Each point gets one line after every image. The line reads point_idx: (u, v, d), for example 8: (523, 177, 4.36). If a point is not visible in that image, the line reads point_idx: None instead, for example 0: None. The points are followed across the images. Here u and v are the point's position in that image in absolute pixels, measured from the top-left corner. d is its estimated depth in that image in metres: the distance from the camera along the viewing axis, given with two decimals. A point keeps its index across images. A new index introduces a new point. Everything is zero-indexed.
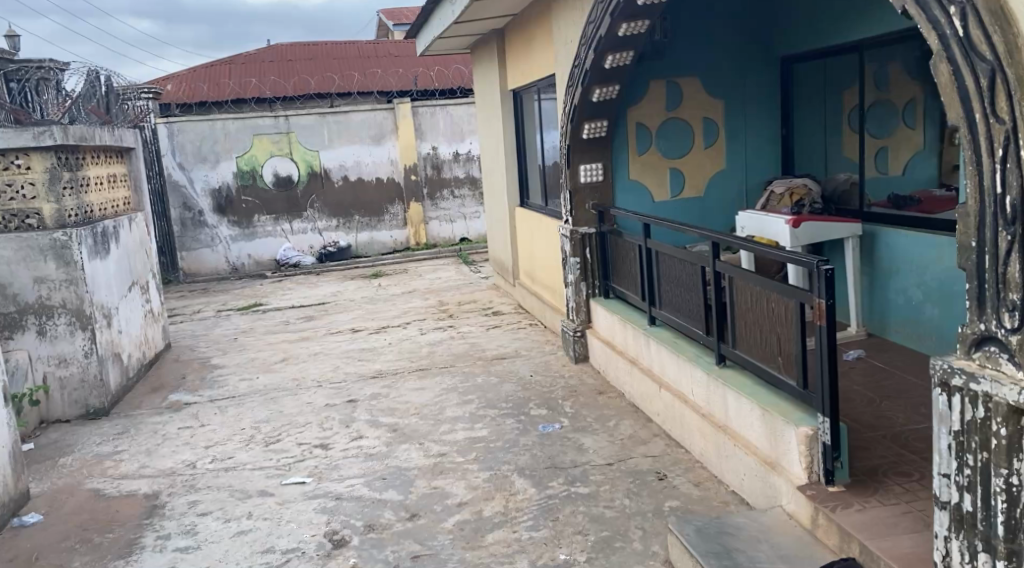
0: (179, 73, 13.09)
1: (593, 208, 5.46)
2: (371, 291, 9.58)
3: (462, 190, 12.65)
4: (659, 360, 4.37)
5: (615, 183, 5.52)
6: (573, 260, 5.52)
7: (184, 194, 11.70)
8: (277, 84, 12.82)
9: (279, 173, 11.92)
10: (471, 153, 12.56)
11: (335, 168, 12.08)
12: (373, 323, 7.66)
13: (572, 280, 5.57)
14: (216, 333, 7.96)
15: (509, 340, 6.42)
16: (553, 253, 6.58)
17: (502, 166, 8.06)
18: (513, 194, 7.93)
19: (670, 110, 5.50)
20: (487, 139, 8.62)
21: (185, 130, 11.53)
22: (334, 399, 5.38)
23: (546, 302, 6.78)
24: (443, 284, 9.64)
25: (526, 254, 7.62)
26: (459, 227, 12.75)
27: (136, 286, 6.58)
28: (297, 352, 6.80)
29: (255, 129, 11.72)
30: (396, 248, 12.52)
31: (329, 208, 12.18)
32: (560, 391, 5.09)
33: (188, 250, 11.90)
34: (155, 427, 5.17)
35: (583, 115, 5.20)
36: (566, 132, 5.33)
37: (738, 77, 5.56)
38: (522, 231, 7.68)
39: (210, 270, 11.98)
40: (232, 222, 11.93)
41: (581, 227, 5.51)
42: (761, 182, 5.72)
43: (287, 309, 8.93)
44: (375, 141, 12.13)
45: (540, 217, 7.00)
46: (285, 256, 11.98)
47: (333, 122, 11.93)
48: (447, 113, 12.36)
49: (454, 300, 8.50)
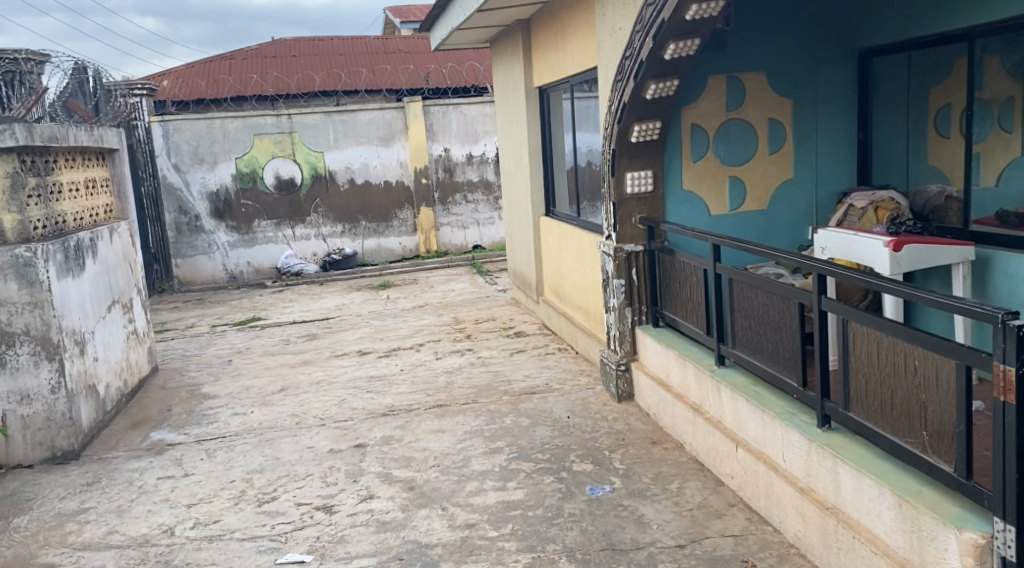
0: (176, 68, 12.34)
1: (641, 223, 4.73)
2: (379, 306, 8.84)
3: (476, 195, 11.90)
4: (735, 412, 3.61)
5: (666, 194, 4.78)
6: (617, 283, 4.77)
7: (179, 197, 10.99)
8: (280, 80, 12.08)
9: (281, 175, 11.18)
10: (486, 156, 11.82)
11: (340, 170, 11.34)
12: (382, 345, 6.92)
13: (615, 306, 4.82)
14: (209, 354, 7.22)
15: (537, 370, 5.68)
16: (588, 271, 5.83)
17: (525, 172, 7.32)
18: (539, 202, 7.18)
19: (730, 110, 4.76)
20: (508, 142, 7.87)
21: (181, 130, 10.80)
22: (340, 443, 4.64)
23: (578, 326, 6.03)
24: (456, 298, 8.89)
25: (553, 269, 6.88)
26: (472, 234, 11.99)
27: (118, 304, 5.83)
28: (298, 379, 6.07)
29: (255, 128, 11.00)
30: (405, 255, 11.78)
31: (333, 214, 11.44)
32: (605, 438, 4.34)
33: (183, 257, 11.18)
34: (131, 476, 4.43)
35: (633, 115, 4.47)
36: (611, 135, 4.60)
37: (810, 73, 4.82)
38: (549, 244, 6.93)
39: (207, 278, 11.26)
40: (230, 228, 11.20)
41: (627, 244, 4.76)
42: (834, 193, 4.97)
43: (288, 325, 8.19)
44: (383, 142, 11.40)
45: (571, 230, 6.25)
46: (286, 264, 11.23)
47: (339, 121, 11.19)
48: (461, 112, 11.61)
49: (470, 318, 7.76)
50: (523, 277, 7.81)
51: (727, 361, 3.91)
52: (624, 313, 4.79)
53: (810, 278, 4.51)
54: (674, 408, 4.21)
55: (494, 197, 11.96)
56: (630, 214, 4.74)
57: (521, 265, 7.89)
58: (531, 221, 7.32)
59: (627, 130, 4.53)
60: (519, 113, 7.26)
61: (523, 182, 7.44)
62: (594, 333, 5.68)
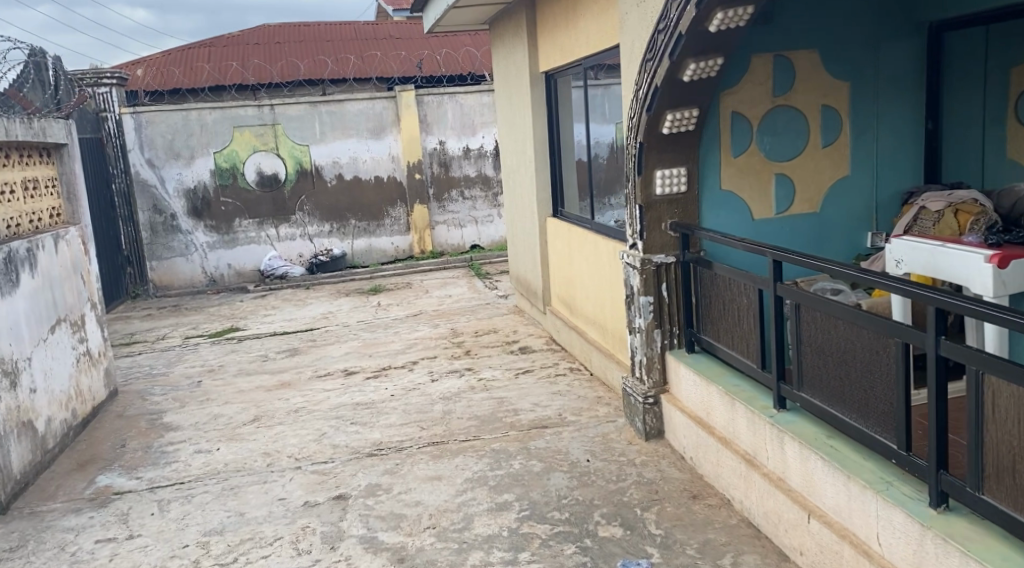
0: (151, 56, 11.54)
1: (673, 229, 4.01)
2: (368, 314, 8.09)
3: (473, 190, 11.15)
4: (804, 471, 2.89)
5: (701, 195, 4.05)
6: (643, 300, 4.04)
7: (154, 195, 10.24)
8: (263, 69, 11.30)
9: (264, 170, 10.44)
10: (484, 149, 11.06)
11: (327, 165, 10.60)
12: (370, 363, 6.18)
13: (642, 326, 4.10)
14: (178, 372, 6.48)
15: (547, 396, 4.95)
16: (603, 280, 5.11)
17: (529, 167, 6.58)
18: (545, 201, 6.44)
19: (777, 96, 4.02)
20: (510, 135, 7.12)
21: (155, 122, 10.07)
22: (317, 493, 3.91)
23: (594, 345, 5.31)
24: (453, 306, 8.15)
25: (561, 277, 6.15)
26: (469, 233, 11.24)
27: (64, 323, 5.07)
28: (274, 407, 5.33)
29: (234, 120, 10.25)
30: (397, 256, 11.03)
31: (321, 212, 10.69)
32: (634, 491, 3.62)
33: (159, 260, 10.42)
34: (64, 538, 3.69)
35: (666, 101, 3.73)
36: (638, 126, 3.87)
37: (871, 51, 4.08)
38: (557, 248, 6.20)
39: (185, 282, 10.52)
40: (210, 228, 10.45)
41: (655, 254, 4.04)
42: (895, 194, 4.24)
43: (268, 337, 7.45)
44: (373, 135, 10.66)
45: (583, 234, 5.52)
46: (270, 266, 10.48)
47: (326, 112, 10.45)
48: (457, 103, 10.84)
49: (468, 330, 7.02)
50: (528, 284, 7.08)
51: (788, 405, 3.18)
52: (652, 336, 4.07)
53: (876, 296, 3.78)
54: (719, 454, 3.49)
55: (492, 193, 11.20)
56: (660, 219, 4.02)
57: (525, 270, 7.14)
58: (536, 222, 6.58)
59: (658, 120, 3.80)
60: (523, 100, 6.51)
61: (526, 179, 6.70)
62: (614, 355, 4.97)
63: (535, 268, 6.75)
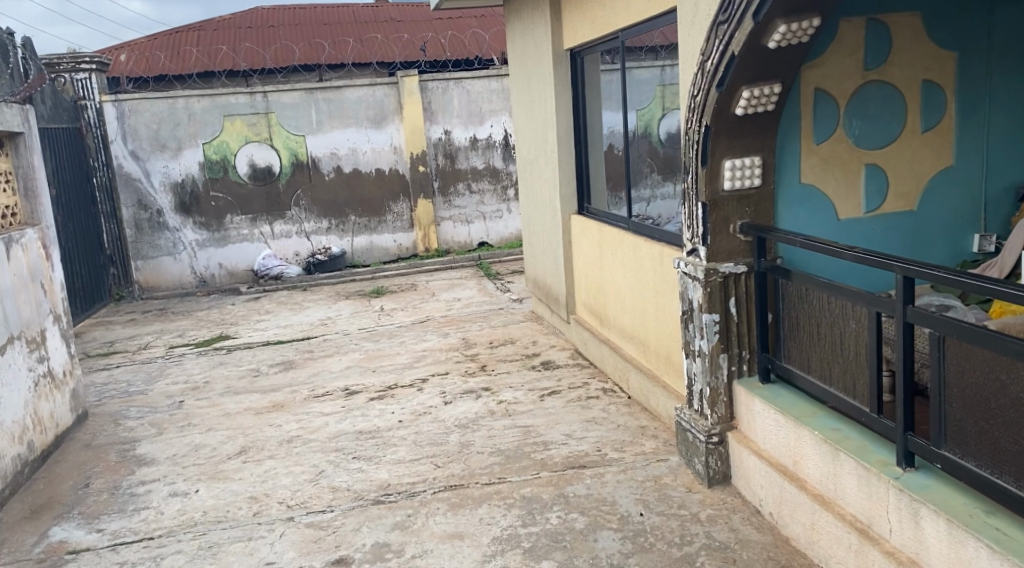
0: (136, 41, 10.78)
1: (745, 231, 3.31)
2: (369, 321, 7.38)
3: (481, 183, 10.42)
4: (954, 558, 2.20)
5: (777, 190, 3.35)
6: (708, 318, 3.33)
7: (138, 189, 9.53)
8: (255, 53, 10.56)
9: (256, 163, 9.74)
10: (492, 139, 10.32)
11: (325, 157, 9.90)
12: (374, 381, 5.47)
13: (705, 350, 3.39)
14: (157, 390, 5.77)
15: (581, 425, 4.24)
16: (641, 286, 4.41)
17: (550, 158, 5.86)
18: (570, 196, 5.73)
19: (870, 69, 3.30)
20: (528, 123, 6.40)
21: (139, 111, 9.36)
22: (314, 556, 3.21)
23: (632, 362, 4.60)
24: (462, 312, 7.44)
25: (588, 282, 5.45)
26: (477, 230, 10.52)
27: (19, 341, 4.36)
28: (264, 435, 4.62)
29: (224, 108, 9.56)
30: (401, 254, 10.33)
31: (318, 207, 9.98)
32: (706, 560, 2.91)
33: (144, 259, 9.71)
34: None
35: (744, 75, 3.02)
36: (704, 106, 3.16)
37: (985, 16, 3.37)
38: (584, 249, 5.49)
39: (172, 283, 9.81)
40: (199, 224, 9.76)
41: (721, 262, 3.33)
42: (1006, 188, 3.53)
43: (260, 348, 6.74)
44: (373, 124, 9.95)
45: (617, 233, 4.82)
46: (264, 266, 9.78)
47: (323, 100, 9.75)
48: (463, 89, 10.11)
49: (481, 340, 6.31)
50: (548, 288, 6.37)
51: (916, 462, 2.47)
52: (718, 362, 3.36)
53: (1000, 314, 3.08)
54: (814, 517, 2.79)
55: (501, 186, 10.48)
56: (728, 219, 3.32)
57: (544, 273, 6.42)
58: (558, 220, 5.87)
59: (731, 99, 3.09)
60: (544, 82, 5.78)
61: (547, 171, 5.98)
62: (657, 375, 4.28)
63: (556, 271, 6.05)
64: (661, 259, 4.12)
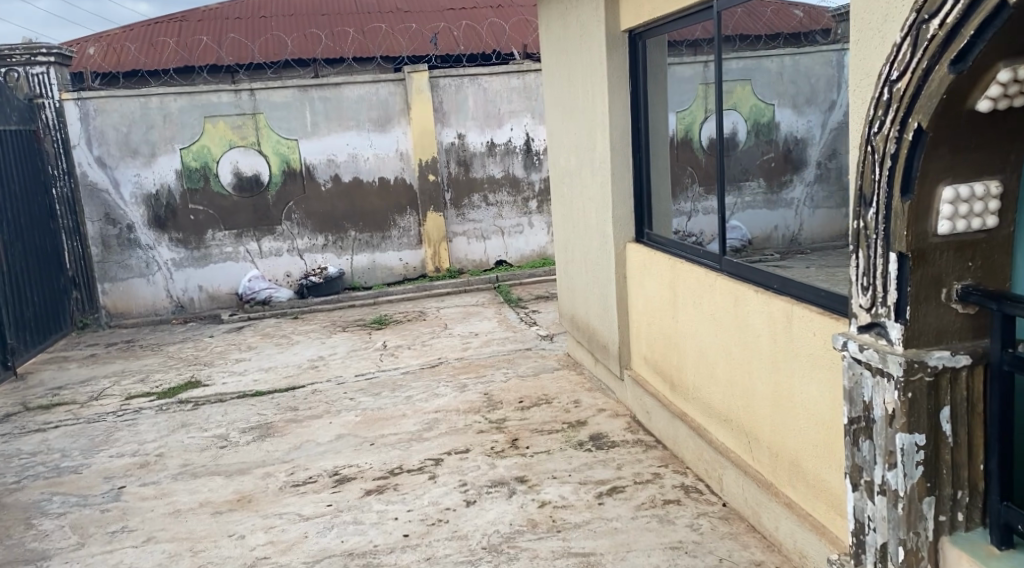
0: (108, 31, 9.54)
1: (966, 300, 2.04)
2: (369, 365, 6.11)
3: (500, 194, 9.16)
4: None
5: (1015, 234, 2.06)
6: (908, 442, 2.06)
7: (106, 201, 8.33)
8: (242, 46, 9.32)
9: (242, 171, 8.55)
10: (512, 144, 9.06)
11: (321, 164, 8.69)
12: (372, 461, 4.20)
13: (897, 490, 2.11)
14: (96, 467, 4.50)
15: (666, 558, 2.97)
16: (744, 354, 3.15)
17: (598, 169, 4.59)
18: (625, 219, 4.46)
19: None
20: (566, 127, 5.13)
21: (106, 111, 8.17)
22: None
23: (727, 455, 3.34)
24: (482, 353, 6.16)
25: (652, 335, 4.19)
26: (494, 247, 9.25)
27: None
28: (219, 554, 3.37)
29: (205, 108, 8.36)
30: (407, 275, 9.09)
31: (312, 221, 8.76)
32: None
33: (113, 281, 8.47)
34: None
35: (1010, 41, 1.76)
36: (918, 100, 1.90)
37: None
38: (646, 290, 4.23)
39: (145, 309, 8.57)
40: (176, 241, 8.54)
41: (927, 350, 2.05)
42: None
43: (235, 403, 5.48)
44: (376, 127, 8.73)
45: (701, 275, 3.54)
46: (250, 289, 8.54)
47: (319, 99, 8.55)
48: (479, 87, 8.87)
49: (508, 396, 5.04)
50: (592, 332, 5.10)
51: None
52: (920, 510, 2.08)
53: None
54: None
55: (522, 198, 9.21)
56: (940, 279, 2.04)
57: (586, 313, 5.15)
58: (607, 249, 4.60)
59: (975, 83, 1.83)
60: (593, 74, 4.52)
61: (593, 187, 4.70)
62: (773, 482, 3.03)
63: (605, 314, 4.77)
64: (785, 323, 2.83)
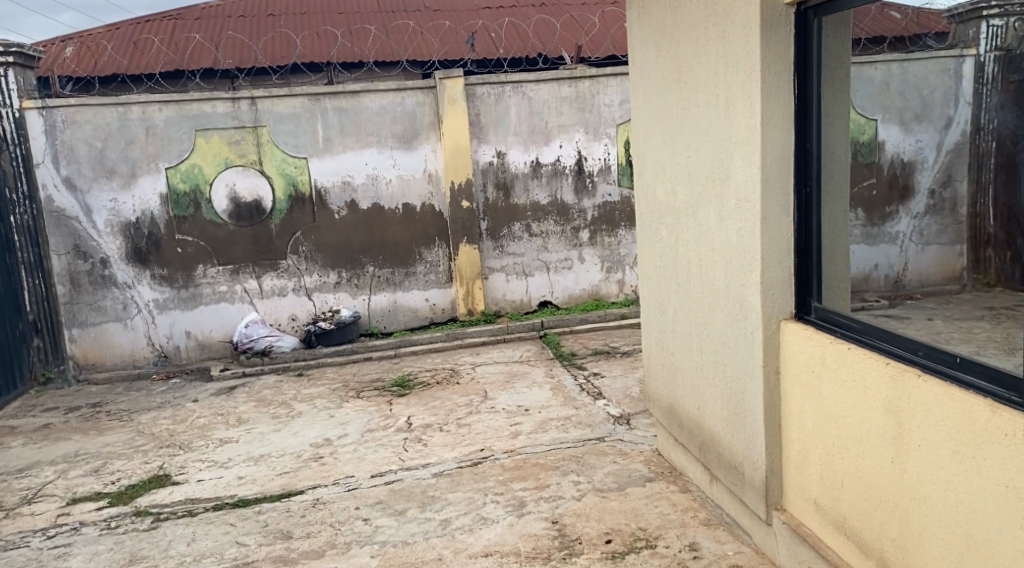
0: (90, 30, 8.18)
1: None
2: (390, 459, 4.61)
3: (545, 223, 7.67)
4: None
5: None
6: None
7: (75, 230, 6.94)
8: (244, 47, 7.94)
9: (240, 196, 7.16)
10: (561, 164, 7.59)
11: (334, 187, 7.26)
12: None
13: None
14: None
15: None
16: None
17: (734, 211, 3.10)
18: (781, 287, 2.96)
19: None
20: (670, 147, 3.65)
21: (76, 123, 6.79)
22: None
23: None
24: (539, 443, 4.62)
25: (830, 468, 2.71)
26: (538, 286, 7.75)
27: None
28: None
29: (196, 119, 6.97)
30: (434, 319, 7.61)
31: (323, 254, 7.32)
32: None
33: (83, 327, 7.06)
34: None
35: None
36: None
37: None
38: (819, 399, 2.75)
39: (121, 359, 7.14)
40: (159, 279, 7.12)
41: None
42: None
43: (207, 522, 4.02)
44: (400, 143, 7.30)
45: (978, 413, 2.11)
46: (246, 336, 7.07)
47: (333, 109, 7.14)
48: (523, 96, 7.42)
49: (589, 528, 3.53)
50: (707, 439, 3.57)
51: None
52: None
53: None
54: None
55: (571, 228, 7.72)
56: None
57: (699, 408, 3.64)
58: (747, 329, 3.10)
59: None
60: (728, 69, 3.05)
61: (722, 236, 3.21)
62: None
63: (735, 419, 3.27)
64: None
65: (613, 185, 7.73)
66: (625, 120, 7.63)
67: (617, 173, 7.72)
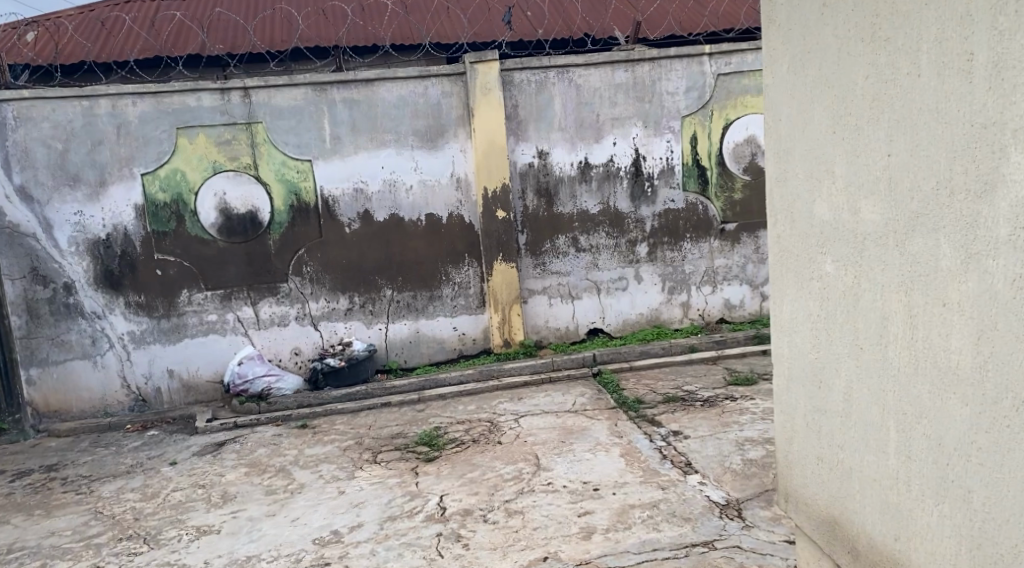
0: (59, 12, 7.00)
1: None
2: None
3: (596, 235, 6.41)
4: None
5: None
6: None
7: (33, 250, 5.73)
8: (239, 31, 6.75)
9: (230, 207, 5.95)
10: (614, 165, 6.33)
11: (345, 196, 6.03)
12: None
13: None
14: None
15: None
16: None
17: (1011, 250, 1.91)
18: None
19: None
20: (853, 141, 2.41)
21: (31, 120, 5.59)
22: None
23: None
24: (623, 549, 3.38)
25: None
26: (587, 310, 6.50)
27: None
28: None
29: (177, 115, 5.77)
30: (463, 351, 6.37)
31: (332, 275, 6.10)
32: None
33: (44, 366, 5.84)
34: None
35: None
36: None
37: None
38: None
39: (91, 404, 5.94)
40: (134, 308, 5.91)
41: None
42: None
43: None
44: (423, 142, 6.07)
45: None
46: (239, 376, 5.87)
47: (344, 101, 5.91)
48: (571, 85, 6.18)
49: None
50: None
51: None
52: None
53: None
54: None
55: (627, 242, 6.46)
56: None
57: (897, 542, 2.39)
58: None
59: None
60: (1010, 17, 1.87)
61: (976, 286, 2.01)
62: None
63: None
64: None
65: (677, 190, 6.47)
66: (691, 111, 6.36)
67: (682, 175, 6.45)
